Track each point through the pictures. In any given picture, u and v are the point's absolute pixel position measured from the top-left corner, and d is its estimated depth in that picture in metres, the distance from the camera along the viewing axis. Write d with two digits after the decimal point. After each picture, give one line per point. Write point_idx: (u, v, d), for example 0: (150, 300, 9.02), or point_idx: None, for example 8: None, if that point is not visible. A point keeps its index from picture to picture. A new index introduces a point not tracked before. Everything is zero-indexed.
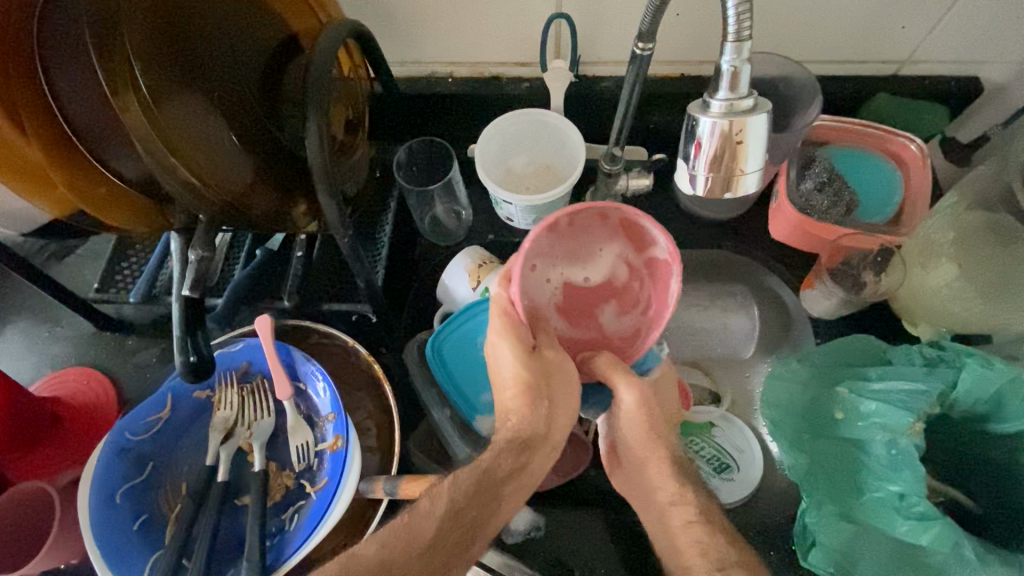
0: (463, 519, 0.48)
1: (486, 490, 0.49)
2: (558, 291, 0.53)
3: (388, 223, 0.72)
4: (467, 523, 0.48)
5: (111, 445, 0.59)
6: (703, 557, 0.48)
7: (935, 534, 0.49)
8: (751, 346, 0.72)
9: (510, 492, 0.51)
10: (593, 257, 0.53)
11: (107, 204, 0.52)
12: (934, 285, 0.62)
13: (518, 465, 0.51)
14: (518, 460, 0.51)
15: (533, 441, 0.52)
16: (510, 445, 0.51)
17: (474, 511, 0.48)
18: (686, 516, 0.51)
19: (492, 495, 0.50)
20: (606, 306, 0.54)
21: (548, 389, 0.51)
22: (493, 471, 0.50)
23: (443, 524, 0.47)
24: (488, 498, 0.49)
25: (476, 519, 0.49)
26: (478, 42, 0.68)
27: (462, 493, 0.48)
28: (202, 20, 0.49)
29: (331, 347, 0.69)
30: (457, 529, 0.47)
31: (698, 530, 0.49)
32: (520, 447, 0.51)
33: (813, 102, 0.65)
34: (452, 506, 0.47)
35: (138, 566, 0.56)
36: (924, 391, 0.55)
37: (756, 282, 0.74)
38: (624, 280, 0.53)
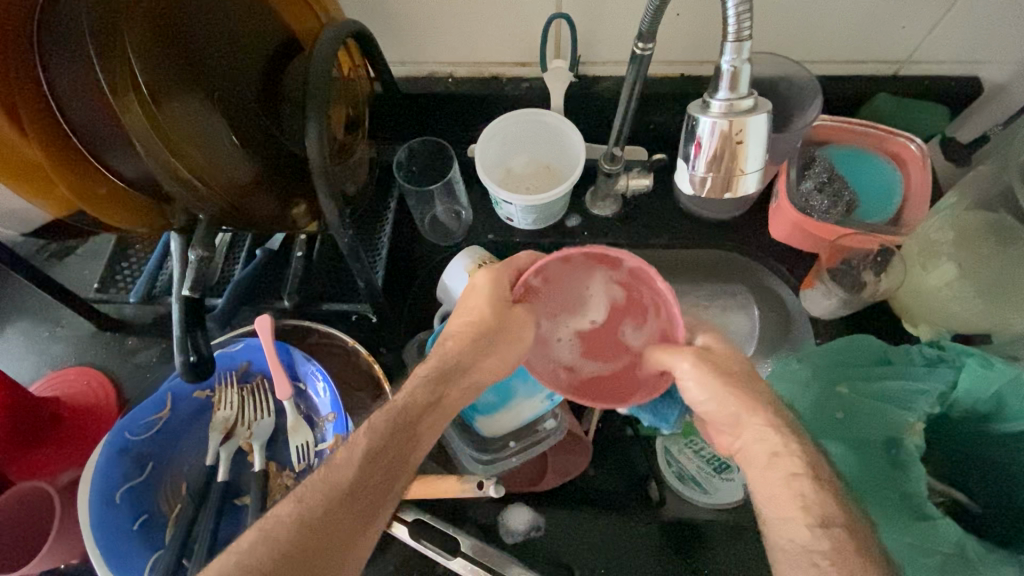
0: (383, 462, 0.45)
1: (404, 430, 0.47)
2: (572, 338, 0.55)
3: (388, 223, 0.74)
4: (388, 462, 0.46)
5: (111, 446, 0.59)
6: (804, 510, 0.43)
7: (936, 532, 0.49)
8: (753, 345, 0.72)
9: (429, 430, 0.49)
10: (586, 295, 0.56)
11: (107, 204, 0.52)
12: (934, 285, 0.62)
13: (438, 395, 0.49)
14: (436, 392, 0.49)
15: (455, 372, 0.51)
16: (434, 376, 0.50)
17: (393, 451, 0.46)
18: (790, 468, 0.44)
19: (412, 436, 0.47)
20: (628, 330, 0.54)
21: (495, 341, 0.51)
22: (410, 411, 0.47)
23: (363, 470, 0.44)
24: (406, 438, 0.47)
25: (396, 459, 0.46)
26: (478, 42, 0.68)
27: (379, 437, 0.45)
28: (203, 20, 0.49)
29: (330, 347, 0.69)
30: (377, 471, 0.45)
31: (803, 484, 0.44)
32: (440, 379, 0.50)
33: (813, 101, 0.65)
34: (371, 449, 0.45)
35: (139, 566, 0.56)
36: (924, 391, 0.56)
37: (756, 282, 0.75)
38: (625, 297, 0.54)
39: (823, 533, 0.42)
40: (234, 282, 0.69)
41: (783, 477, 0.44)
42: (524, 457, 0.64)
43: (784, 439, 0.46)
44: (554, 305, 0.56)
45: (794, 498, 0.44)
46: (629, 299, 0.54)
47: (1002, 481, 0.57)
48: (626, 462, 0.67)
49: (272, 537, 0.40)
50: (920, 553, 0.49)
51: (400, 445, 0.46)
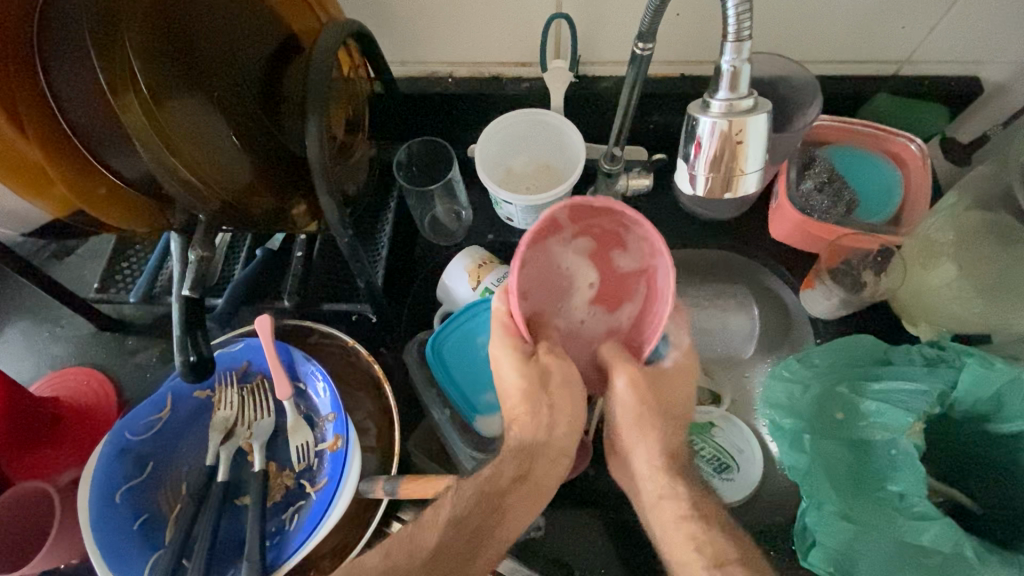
0: (468, 529, 0.51)
1: (488, 501, 0.53)
2: (586, 305, 0.54)
3: (388, 223, 0.73)
4: (473, 532, 0.51)
5: (111, 445, 0.59)
6: (698, 552, 0.48)
7: (932, 534, 0.50)
8: (751, 346, 0.74)
9: (519, 501, 0.54)
10: (564, 268, 0.52)
11: (107, 204, 0.52)
12: (934, 285, 0.62)
13: (522, 471, 0.55)
14: (522, 466, 0.55)
15: (540, 447, 0.56)
16: (521, 457, 0.55)
17: (477, 520, 0.52)
18: (677, 513, 0.51)
19: (497, 510, 0.53)
20: (615, 257, 0.51)
21: (549, 394, 0.53)
22: (497, 482, 0.54)
23: (447, 534, 0.50)
24: (490, 512, 0.53)
25: (481, 530, 0.52)
26: (478, 42, 0.68)
27: (462, 505, 0.52)
28: (202, 20, 0.49)
29: (329, 347, 0.69)
30: (463, 540, 0.51)
31: (691, 525, 0.50)
32: (523, 455, 0.55)
33: (813, 101, 0.65)
34: (455, 518, 0.51)
35: (138, 566, 0.56)
36: (924, 391, 0.55)
37: (756, 283, 0.76)
38: (597, 241, 0.51)
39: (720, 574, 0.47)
40: (235, 282, 0.70)
41: (675, 520, 0.51)
42: None
43: (671, 483, 0.53)
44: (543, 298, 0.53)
45: (687, 540, 0.49)
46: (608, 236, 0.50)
47: (1003, 481, 0.57)
48: None
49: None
50: (921, 554, 0.51)
51: (484, 521, 0.52)
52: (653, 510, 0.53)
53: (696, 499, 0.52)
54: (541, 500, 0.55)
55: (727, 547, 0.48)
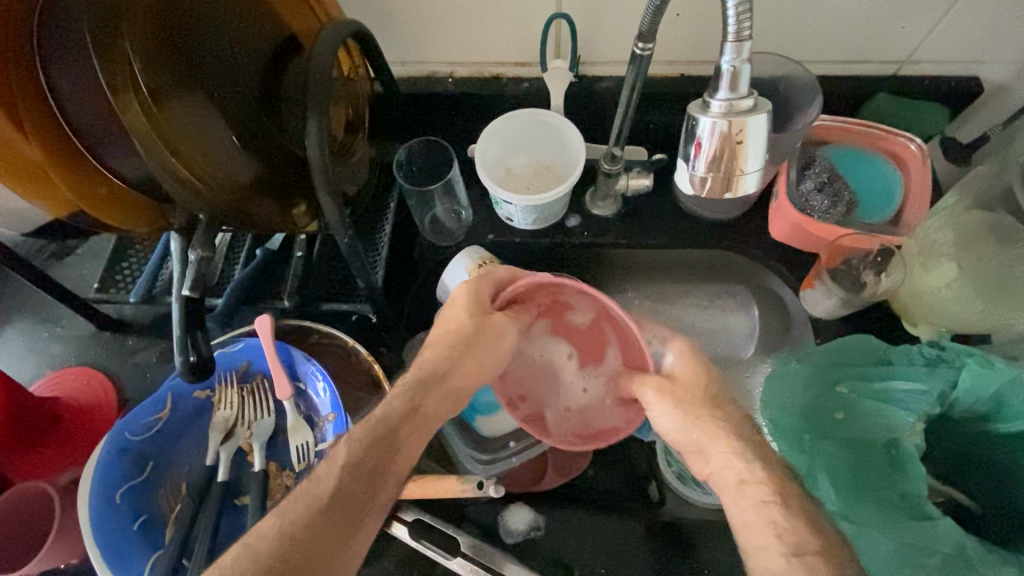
0: (364, 470, 0.46)
1: (383, 439, 0.48)
2: (577, 376, 0.58)
3: (388, 223, 0.73)
4: (370, 470, 0.47)
5: (112, 446, 0.59)
6: (777, 538, 0.43)
7: (935, 532, 0.49)
8: (751, 345, 0.77)
9: (410, 436, 0.50)
10: (548, 358, 0.59)
11: (106, 204, 0.52)
12: (934, 285, 0.62)
13: (415, 404, 0.51)
14: (412, 399, 0.51)
15: (438, 377, 0.53)
16: (412, 390, 0.51)
17: (374, 461, 0.47)
18: (761, 496, 0.45)
19: (392, 446, 0.49)
20: (569, 318, 0.58)
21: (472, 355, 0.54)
22: (388, 420, 0.49)
23: (344, 477, 0.46)
24: (386, 447, 0.48)
25: (378, 467, 0.47)
26: (478, 42, 0.68)
27: (360, 446, 0.47)
28: (203, 21, 0.49)
29: (330, 347, 0.69)
30: (359, 480, 0.46)
31: (774, 510, 0.44)
32: (418, 388, 0.52)
33: (813, 102, 0.64)
34: (351, 459, 0.46)
35: (138, 566, 0.56)
36: (924, 391, 0.56)
37: (756, 283, 0.77)
38: (546, 314, 0.59)
39: (800, 563, 0.41)
40: (235, 282, 0.69)
41: (754, 505, 0.45)
42: (523, 456, 0.63)
43: (750, 465, 0.47)
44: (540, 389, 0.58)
45: (767, 527, 0.44)
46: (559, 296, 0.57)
47: (1003, 481, 0.57)
48: (625, 462, 0.67)
49: (254, 550, 0.42)
50: (920, 554, 0.50)
51: (381, 455, 0.48)
52: (733, 501, 0.47)
53: (774, 482, 0.46)
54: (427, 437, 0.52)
55: (809, 538, 0.43)
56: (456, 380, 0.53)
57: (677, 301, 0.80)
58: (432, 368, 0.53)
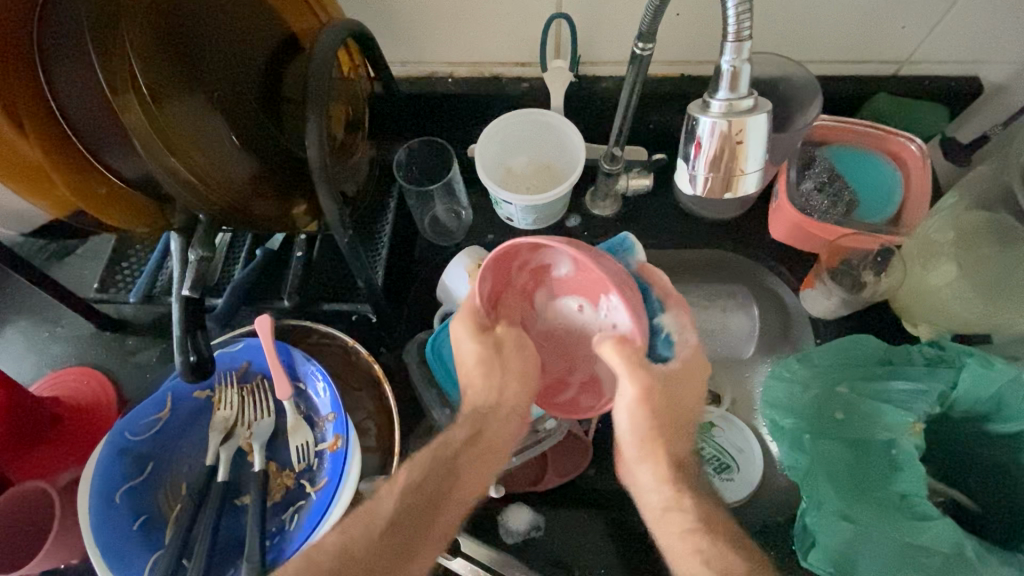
0: (423, 495, 0.50)
1: (444, 466, 0.52)
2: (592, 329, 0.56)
3: (388, 223, 0.73)
4: (429, 496, 0.50)
5: (111, 445, 0.59)
6: (704, 565, 0.45)
7: (934, 532, 0.50)
8: (751, 346, 0.76)
9: (472, 465, 0.53)
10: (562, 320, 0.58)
11: (107, 204, 0.52)
12: (935, 286, 0.62)
13: (474, 432, 0.54)
14: (473, 427, 0.55)
15: (495, 407, 0.56)
16: (472, 418, 0.55)
17: (433, 487, 0.50)
18: (683, 525, 0.48)
19: (453, 473, 0.52)
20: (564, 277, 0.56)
21: (517, 375, 0.55)
22: (451, 445, 0.53)
23: (403, 500, 0.49)
24: (445, 474, 0.51)
25: (438, 493, 0.51)
26: (478, 42, 0.68)
27: (418, 473, 0.50)
28: (204, 21, 0.50)
29: (330, 347, 0.69)
30: (419, 506, 0.49)
31: (699, 538, 0.47)
32: (475, 417, 0.55)
33: (813, 101, 0.65)
34: (412, 483, 0.50)
35: (139, 566, 0.56)
36: (924, 391, 0.56)
37: (756, 283, 0.76)
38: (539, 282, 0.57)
39: None
40: (235, 283, 0.68)
41: (679, 533, 0.48)
42: (523, 457, 0.65)
43: (677, 494, 0.50)
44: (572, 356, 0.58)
45: (693, 553, 0.46)
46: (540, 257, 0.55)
47: (1003, 481, 0.56)
48: None
49: (313, 561, 0.45)
50: (919, 554, 0.51)
51: (441, 483, 0.51)
52: (659, 525, 0.50)
53: (700, 511, 0.49)
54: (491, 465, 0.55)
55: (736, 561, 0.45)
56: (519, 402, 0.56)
57: None
58: (487, 398, 0.55)
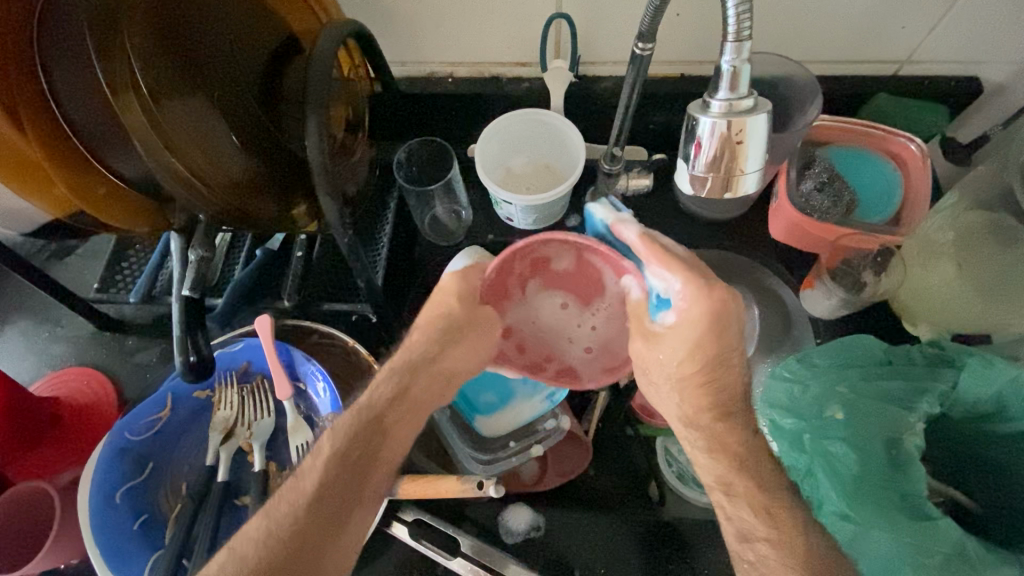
0: (350, 468, 0.48)
1: (372, 426, 0.50)
2: (584, 317, 0.56)
3: (388, 223, 0.73)
4: (356, 461, 0.49)
5: (111, 446, 0.59)
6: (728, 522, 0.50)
7: (935, 531, 0.49)
8: (753, 343, 0.67)
9: (398, 421, 0.52)
10: (546, 312, 0.56)
11: (107, 205, 0.52)
12: (934, 284, 0.62)
13: (400, 388, 0.52)
14: (399, 382, 0.52)
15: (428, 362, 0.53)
16: (399, 372, 0.52)
17: (359, 452, 0.49)
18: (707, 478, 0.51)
19: (381, 431, 0.51)
20: (555, 267, 0.54)
21: (459, 340, 0.53)
22: (375, 406, 0.51)
23: (329, 471, 0.47)
24: (375, 434, 0.50)
25: (366, 458, 0.49)
26: (478, 42, 0.68)
27: (341, 440, 0.49)
28: (202, 18, 0.49)
29: (330, 347, 0.69)
30: (345, 481, 0.48)
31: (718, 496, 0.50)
32: (407, 370, 0.52)
33: (812, 102, 0.65)
34: (338, 455, 0.48)
35: (139, 566, 0.56)
36: (924, 390, 0.56)
37: (756, 283, 0.72)
38: (531, 271, 0.54)
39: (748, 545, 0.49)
40: (235, 282, 0.69)
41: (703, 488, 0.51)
42: (524, 457, 0.63)
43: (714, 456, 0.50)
44: (550, 344, 0.56)
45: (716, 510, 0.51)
46: (564, 257, 0.53)
47: (1001, 480, 0.56)
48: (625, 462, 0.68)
49: (239, 554, 0.44)
50: (921, 554, 0.49)
51: (367, 449, 0.50)
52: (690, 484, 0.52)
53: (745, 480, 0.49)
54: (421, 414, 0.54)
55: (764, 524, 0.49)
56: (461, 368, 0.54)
57: None
58: (425, 353, 0.53)
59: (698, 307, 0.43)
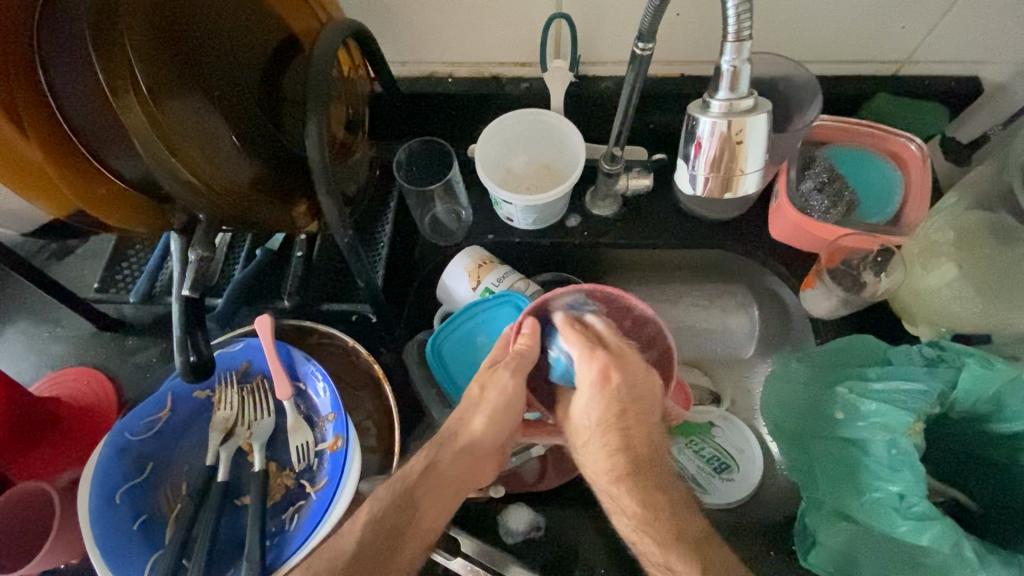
0: (384, 530, 0.49)
1: (405, 498, 0.51)
2: None
3: (388, 223, 0.74)
4: (390, 533, 0.49)
5: (112, 445, 0.59)
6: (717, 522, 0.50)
7: (938, 535, 0.48)
8: (752, 346, 0.78)
9: (431, 496, 0.52)
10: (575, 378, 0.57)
11: (107, 204, 0.52)
12: (933, 285, 0.62)
13: (428, 463, 0.53)
14: (427, 458, 0.53)
15: (454, 436, 0.55)
16: (430, 449, 0.54)
17: (393, 519, 0.49)
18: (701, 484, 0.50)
19: (413, 503, 0.51)
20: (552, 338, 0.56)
21: (485, 409, 0.54)
22: (407, 477, 0.52)
23: (364, 537, 0.48)
24: (403, 506, 0.50)
25: (400, 527, 0.49)
26: (478, 42, 0.68)
27: (378, 508, 0.50)
28: (203, 19, 0.49)
29: (330, 347, 0.69)
30: (379, 543, 0.48)
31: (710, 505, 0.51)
32: (435, 446, 0.54)
33: (813, 103, 0.65)
34: (373, 518, 0.49)
35: (139, 566, 0.56)
36: (925, 391, 0.54)
37: (756, 283, 0.77)
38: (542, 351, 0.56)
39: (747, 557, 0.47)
40: (235, 282, 0.69)
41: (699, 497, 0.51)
42: (524, 456, 0.66)
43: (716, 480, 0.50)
44: None
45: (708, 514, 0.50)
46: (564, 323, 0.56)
47: (1001, 478, 0.57)
48: None
49: None
50: (921, 557, 0.52)
51: (400, 517, 0.50)
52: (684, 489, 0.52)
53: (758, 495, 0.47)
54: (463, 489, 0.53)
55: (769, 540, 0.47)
56: (485, 440, 0.54)
57: (677, 300, 0.81)
58: (451, 430, 0.55)
59: (586, 376, 0.52)
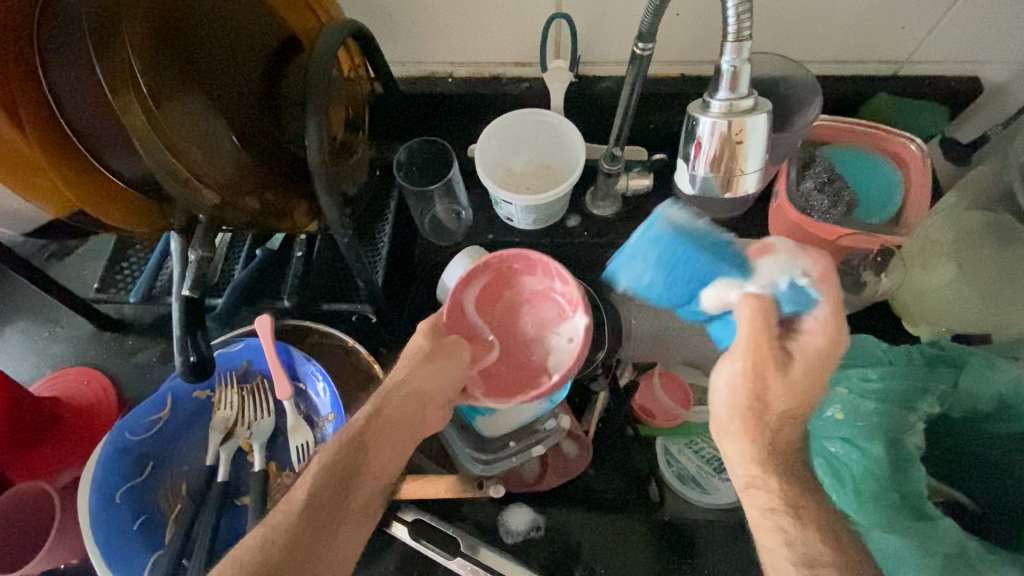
0: (336, 476, 0.48)
1: (354, 446, 0.49)
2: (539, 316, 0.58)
3: (388, 223, 0.73)
4: (339, 480, 0.48)
5: (111, 445, 0.59)
6: None
7: (936, 532, 0.49)
8: None
9: (382, 442, 0.50)
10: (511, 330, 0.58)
11: (107, 203, 0.52)
12: (934, 285, 0.62)
13: (376, 408, 0.51)
14: (376, 403, 0.51)
15: (404, 383, 0.51)
16: (377, 396, 0.51)
17: (343, 465, 0.48)
18: None
19: (363, 451, 0.49)
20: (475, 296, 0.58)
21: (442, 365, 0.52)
22: (353, 425, 0.50)
23: (316, 486, 0.47)
24: (355, 452, 0.49)
25: (348, 475, 0.48)
26: (478, 42, 0.68)
27: (331, 454, 0.48)
28: (204, 19, 0.50)
29: (330, 347, 0.69)
30: (332, 490, 0.47)
31: None
32: (384, 392, 0.52)
33: (813, 101, 0.65)
34: (324, 467, 0.48)
35: (139, 566, 0.56)
36: (925, 390, 0.56)
37: None
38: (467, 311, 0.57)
39: None
40: (235, 282, 0.70)
41: None
42: (524, 456, 0.64)
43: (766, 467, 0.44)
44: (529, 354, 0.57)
45: None
46: (500, 296, 0.59)
47: (999, 479, 0.57)
48: (625, 464, 0.67)
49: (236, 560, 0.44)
50: (921, 554, 0.48)
51: (353, 462, 0.49)
52: None
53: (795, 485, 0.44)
54: (407, 437, 0.52)
55: None
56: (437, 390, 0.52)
57: None
58: (395, 377, 0.52)
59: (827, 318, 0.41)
